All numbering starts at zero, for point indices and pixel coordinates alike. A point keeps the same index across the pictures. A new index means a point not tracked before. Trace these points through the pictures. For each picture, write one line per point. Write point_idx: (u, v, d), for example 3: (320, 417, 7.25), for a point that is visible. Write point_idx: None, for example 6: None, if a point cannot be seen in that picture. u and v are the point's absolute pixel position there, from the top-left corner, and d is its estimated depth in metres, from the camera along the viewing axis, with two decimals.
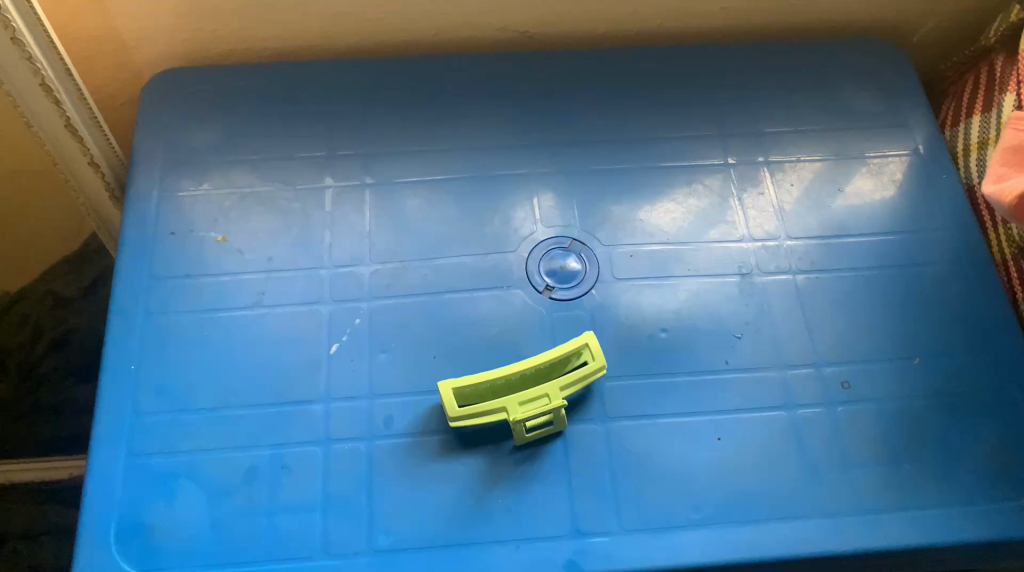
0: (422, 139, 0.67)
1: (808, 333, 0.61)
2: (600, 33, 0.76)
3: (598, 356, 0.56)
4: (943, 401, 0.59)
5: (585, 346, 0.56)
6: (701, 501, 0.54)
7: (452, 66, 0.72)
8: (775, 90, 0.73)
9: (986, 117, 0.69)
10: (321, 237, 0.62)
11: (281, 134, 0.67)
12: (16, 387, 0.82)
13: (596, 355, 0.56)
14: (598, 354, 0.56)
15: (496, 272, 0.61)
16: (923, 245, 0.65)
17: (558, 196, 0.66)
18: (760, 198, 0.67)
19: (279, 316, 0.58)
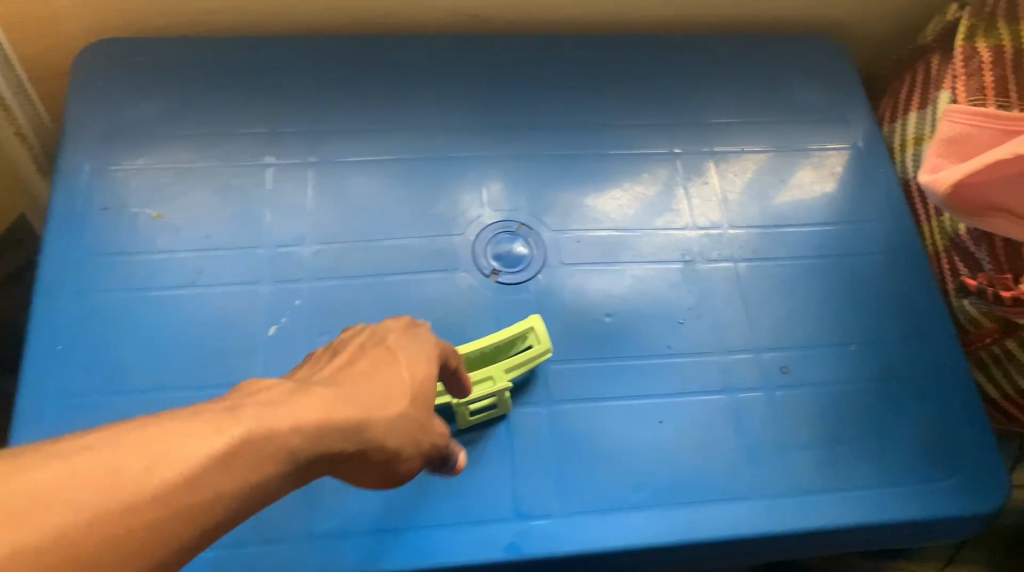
0: (368, 119, 0.67)
1: (748, 318, 0.62)
2: (551, 16, 0.76)
3: (543, 341, 0.56)
4: (878, 386, 0.60)
5: (531, 330, 0.57)
6: (643, 483, 0.55)
7: (401, 46, 0.72)
8: (721, 82, 0.75)
9: (922, 113, 0.71)
10: (261, 215, 0.62)
11: (225, 110, 0.67)
12: None
13: (542, 340, 0.56)
14: (544, 338, 0.57)
15: (439, 256, 0.62)
16: (859, 236, 0.67)
17: (506, 180, 0.66)
18: (705, 187, 0.68)
19: (216, 295, 0.58)
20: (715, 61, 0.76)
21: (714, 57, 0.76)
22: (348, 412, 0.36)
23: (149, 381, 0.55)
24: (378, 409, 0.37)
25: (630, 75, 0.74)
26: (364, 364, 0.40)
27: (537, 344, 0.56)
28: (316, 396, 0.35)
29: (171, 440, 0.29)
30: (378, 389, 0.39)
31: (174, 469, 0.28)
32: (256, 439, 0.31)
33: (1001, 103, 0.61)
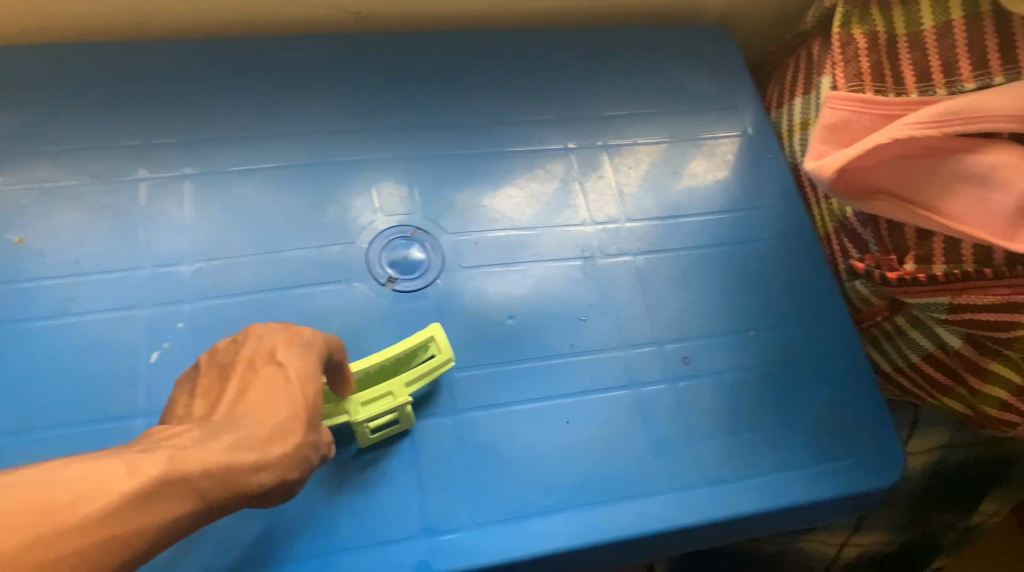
0: (249, 125, 0.64)
1: (649, 312, 0.62)
2: (438, 12, 0.74)
3: (443, 349, 0.55)
4: (778, 371, 0.61)
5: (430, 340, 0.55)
6: (553, 486, 0.54)
7: (281, 48, 0.69)
8: (612, 75, 0.74)
9: (806, 99, 0.72)
10: (136, 234, 0.58)
11: (90, 124, 0.62)
12: None
13: (441, 348, 0.55)
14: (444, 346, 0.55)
15: (332, 267, 0.59)
16: (752, 223, 0.68)
17: (398, 184, 0.64)
18: (601, 181, 0.68)
19: (90, 323, 0.54)
20: (606, 53, 0.76)
21: (604, 49, 0.76)
22: (247, 456, 0.41)
23: (19, 421, 0.51)
24: (280, 438, 0.43)
25: (522, 70, 0.73)
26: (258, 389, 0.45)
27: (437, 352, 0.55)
28: (221, 443, 0.41)
29: (90, 482, 0.35)
30: (275, 416, 0.44)
31: (96, 507, 0.35)
32: (171, 481, 0.38)
33: (877, 87, 0.62)
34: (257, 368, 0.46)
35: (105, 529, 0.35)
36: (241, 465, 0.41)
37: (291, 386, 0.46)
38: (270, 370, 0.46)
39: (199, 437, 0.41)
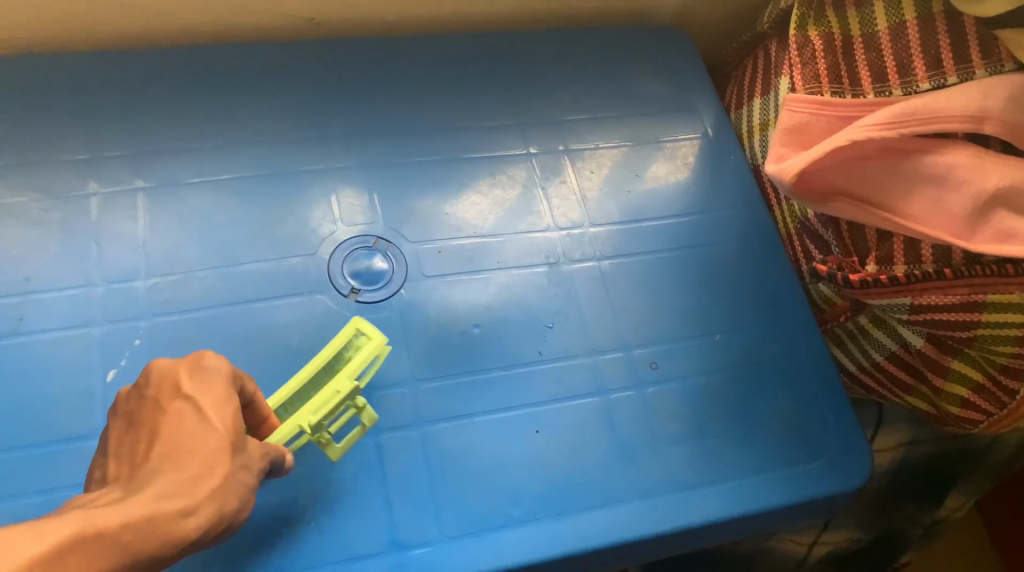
0: (201, 135, 0.63)
1: (616, 317, 0.62)
2: (392, 17, 0.73)
3: (372, 334, 0.53)
4: (743, 374, 0.62)
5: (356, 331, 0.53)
6: (522, 496, 0.53)
7: (234, 56, 0.68)
8: (571, 79, 0.74)
9: (765, 100, 0.73)
10: (87, 249, 0.56)
11: (36, 137, 0.60)
12: None
13: (370, 333, 0.53)
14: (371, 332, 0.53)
15: (292, 278, 0.58)
16: (715, 225, 0.68)
17: (358, 193, 0.63)
18: (563, 186, 0.67)
19: (41, 342, 0.53)
20: (563, 57, 0.75)
21: (562, 54, 0.76)
22: (175, 503, 0.38)
23: None
24: (210, 477, 0.40)
25: (479, 76, 0.72)
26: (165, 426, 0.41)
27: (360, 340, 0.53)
28: (145, 494, 0.37)
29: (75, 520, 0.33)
30: (193, 452, 0.40)
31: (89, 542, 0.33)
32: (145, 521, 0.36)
33: (834, 88, 0.63)
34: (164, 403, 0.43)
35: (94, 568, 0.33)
36: (169, 513, 0.37)
37: (201, 420, 0.42)
38: (175, 408, 0.42)
39: (121, 495, 0.37)
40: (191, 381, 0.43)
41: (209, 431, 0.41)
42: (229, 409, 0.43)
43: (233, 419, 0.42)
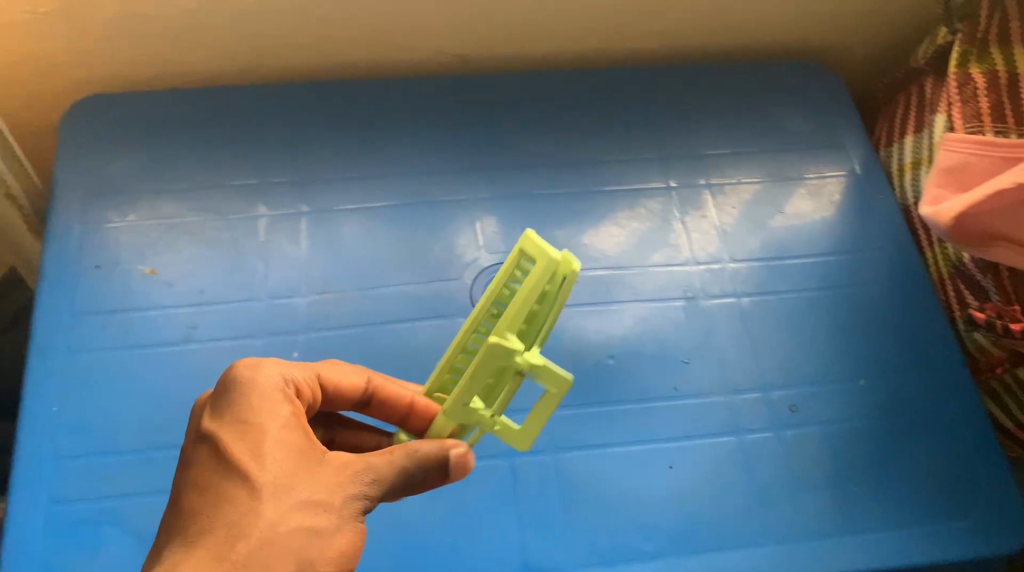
0: (357, 164, 0.67)
1: (754, 356, 0.61)
2: (537, 54, 0.76)
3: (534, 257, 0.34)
4: (888, 422, 0.59)
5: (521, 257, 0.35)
6: (654, 531, 0.53)
7: (389, 89, 0.72)
8: (713, 113, 0.74)
9: (918, 137, 0.70)
10: (254, 266, 0.61)
11: (214, 163, 0.66)
12: None
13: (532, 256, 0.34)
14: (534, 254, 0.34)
15: (436, 301, 0.61)
16: (861, 265, 0.66)
17: (501, 221, 0.65)
18: (703, 221, 0.67)
19: (211, 350, 0.57)
20: (706, 92, 0.76)
21: (704, 89, 0.76)
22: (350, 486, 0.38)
23: (145, 441, 0.54)
24: (292, 493, 0.36)
25: (620, 111, 0.73)
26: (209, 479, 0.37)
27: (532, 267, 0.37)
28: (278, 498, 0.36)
29: None
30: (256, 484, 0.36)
31: None
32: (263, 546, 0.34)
33: (998, 127, 0.61)
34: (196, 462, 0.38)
35: None
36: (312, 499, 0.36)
37: (221, 459, 0.37)
38: (198, 452, 0.38)
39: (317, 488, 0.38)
40: (212, 418, 0.39)
41: (231, 479, 0.36)
42: (257, 448, 0.37)
43: (274, 429, 0.38)
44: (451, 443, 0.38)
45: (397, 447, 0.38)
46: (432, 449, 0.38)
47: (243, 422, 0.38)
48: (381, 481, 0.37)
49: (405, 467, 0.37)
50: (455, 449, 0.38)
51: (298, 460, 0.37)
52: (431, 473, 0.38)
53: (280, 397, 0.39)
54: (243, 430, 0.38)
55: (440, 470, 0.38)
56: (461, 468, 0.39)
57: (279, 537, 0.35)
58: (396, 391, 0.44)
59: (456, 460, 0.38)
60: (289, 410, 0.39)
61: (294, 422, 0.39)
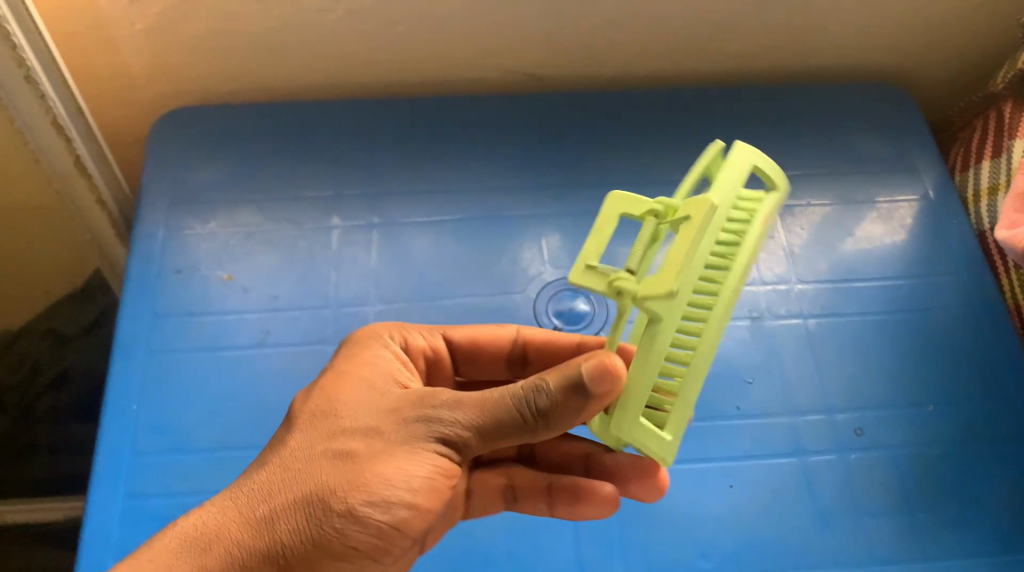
0: (427, 179, 0.69)
1: (820, 379, 0.60)
2: (608, 73, 0.77)
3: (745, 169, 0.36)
4: (958, 450, 0.58)
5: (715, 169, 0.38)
6: (712, 548, 0.53)
7: (460, 108, 0.73)
8: (782, 135, 0.74)
9: (995, 163, 0.68)
10: (325, 275, 0.63)
11: (290, 175, 0.68)
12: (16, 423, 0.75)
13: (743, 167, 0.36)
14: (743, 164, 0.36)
15: (500, 314, 0.62)
16: (932, 291, 0.65)
17: (566, 238, 0.66)
18: (770, 241, 0.67)
19: (282, 356, 0.59)
20: (777, 113, 0.75)
21: (774, 110, 0.75)
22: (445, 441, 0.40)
23: (217, 441, 0.56)
24: (339, 417, 0.40)
25: (688, 131, 0.73)
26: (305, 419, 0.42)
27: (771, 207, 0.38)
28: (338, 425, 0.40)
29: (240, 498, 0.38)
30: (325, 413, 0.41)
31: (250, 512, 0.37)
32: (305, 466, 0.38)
33: None
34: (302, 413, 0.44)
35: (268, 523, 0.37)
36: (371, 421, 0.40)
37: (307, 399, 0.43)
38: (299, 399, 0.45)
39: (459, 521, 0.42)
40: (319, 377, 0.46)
41: (300, 415, 0.42)
42: (317, 386, 0.43)
43: (350, 371, 0.43)
44: (580, 362, 0.37)
45: (523, 380, 0.38)
46: (557, 376, 0.37)
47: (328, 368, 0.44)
48: (476, 403, 0.38)
49: (510, 392, 0.38)
50: (581, 366, 0.37)
51: (362, 394, 0.41)
52: (553, 397, 0.37)
53: (375, 345, 0.45)
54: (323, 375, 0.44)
55: (566, 392, 0.37)
56: (584, 388, 0.36)
57: (324, 454, 0.38)
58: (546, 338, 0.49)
59: (576, 379, 0.37)
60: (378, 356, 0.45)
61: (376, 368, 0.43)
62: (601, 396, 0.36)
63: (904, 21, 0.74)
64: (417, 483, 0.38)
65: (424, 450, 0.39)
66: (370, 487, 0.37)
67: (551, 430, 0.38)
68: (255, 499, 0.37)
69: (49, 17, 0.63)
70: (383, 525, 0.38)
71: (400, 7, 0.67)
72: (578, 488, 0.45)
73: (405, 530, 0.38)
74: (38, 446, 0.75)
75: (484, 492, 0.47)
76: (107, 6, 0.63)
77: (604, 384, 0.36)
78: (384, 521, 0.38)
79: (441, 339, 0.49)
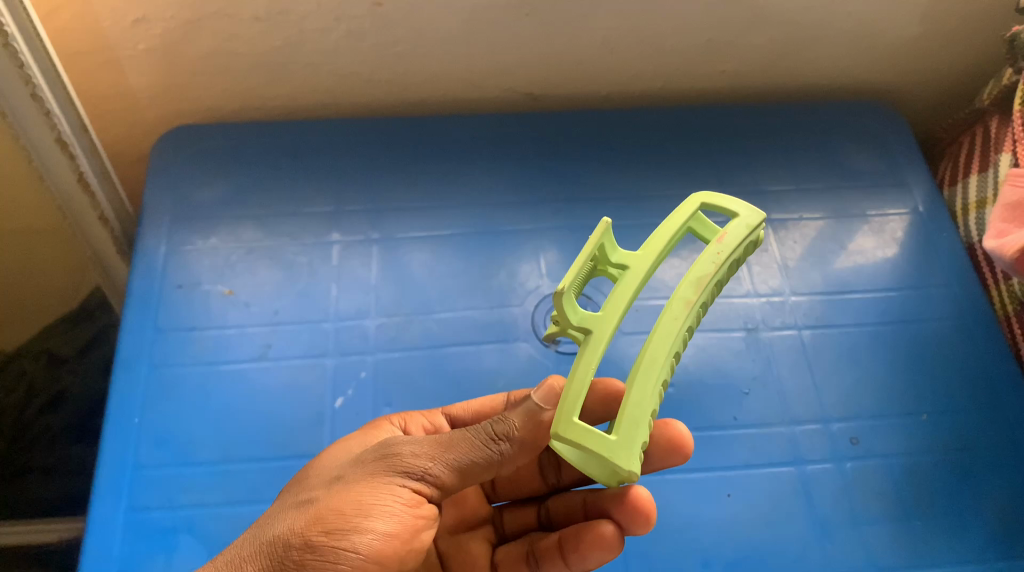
0: (425, 195, 0.70)
1: (815, 389, 0.61)
2: (603, 91, 0.78)
3: (684, 209, 0.47)
4: (951, 457, 0.59)
5: (689, 231, 0.48)
6: (712, 557, 0.54)
7: (458, 126, 0.75)
8: (775, 151, 0.75)
9: (983, 176, 0.70)
10: (325, 290, 0.64)
11: (291, 192, 0.69)
12: (11, 443, 0.75)
13: (684, 208, 0.47)
14: (686, 206, 0.47)
15: (499, 327, 0.63)
16: (925, 302, 0.66)
17: (563, 253, 0.67)
18: (765, 254, 0.68)
19: (284, 369, 0.60)
20: (769, 130, 0.77)
21: (767, 127, 0.77)
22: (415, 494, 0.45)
23: (219, 454, 0.56)
24: (315, 480, 0.46)
25: (682, 147, 0.75)
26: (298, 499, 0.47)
27: (725, 250, 0.44)
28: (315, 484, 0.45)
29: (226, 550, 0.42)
30: (309, 479, 0.46)
31: (227, 556, 0.42)
32: (277, 515, 0.43)
33: None
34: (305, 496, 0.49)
35: (241, 560, 0.41)
36: (339, 474, 0.45)
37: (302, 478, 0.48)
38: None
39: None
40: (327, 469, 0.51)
41: (291, 488, 0.47)
42: (307, 465, 0.49)
43: (337, 449, 0.49)
44: (530, 394, 0.44)
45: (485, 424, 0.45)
46: (511, 408, 0.44)
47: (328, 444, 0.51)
48: (439, 439, 0.44)
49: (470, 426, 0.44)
50: (532, 394, 0.44)
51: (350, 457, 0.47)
52: (509, 424, 0.43)
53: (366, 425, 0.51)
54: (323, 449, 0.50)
55: (523, 419, 0.43)
56: (534, 409, 0.43)
57: (297, 504, 0.43)
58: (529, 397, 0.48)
59: (527, 405, 0.44)
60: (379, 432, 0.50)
61: (370, 435, 0.50)
62: (550, 412, 0.44)
63: (892, 40, 0.75)
64: (377, 513, 0.42)
65: (387, 483, 0.43)
66: (330, 517, 0.41)
67: (512, 456, 0.43)
68: (236, 547, 0.42)
69: (53, 38, 0.64)
70: (341, 552, 0.40)
71: (400, 28, 0.68)
72: (578, 535, 0.46)
73: (369, 558, 0.41)
74: (30, 469, 0.75)
75: (506, 561, 0.50)
76: (111, 27, 0.64)
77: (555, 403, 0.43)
78: (344, 548, 0.41)
79: (443, 418, 0.52)
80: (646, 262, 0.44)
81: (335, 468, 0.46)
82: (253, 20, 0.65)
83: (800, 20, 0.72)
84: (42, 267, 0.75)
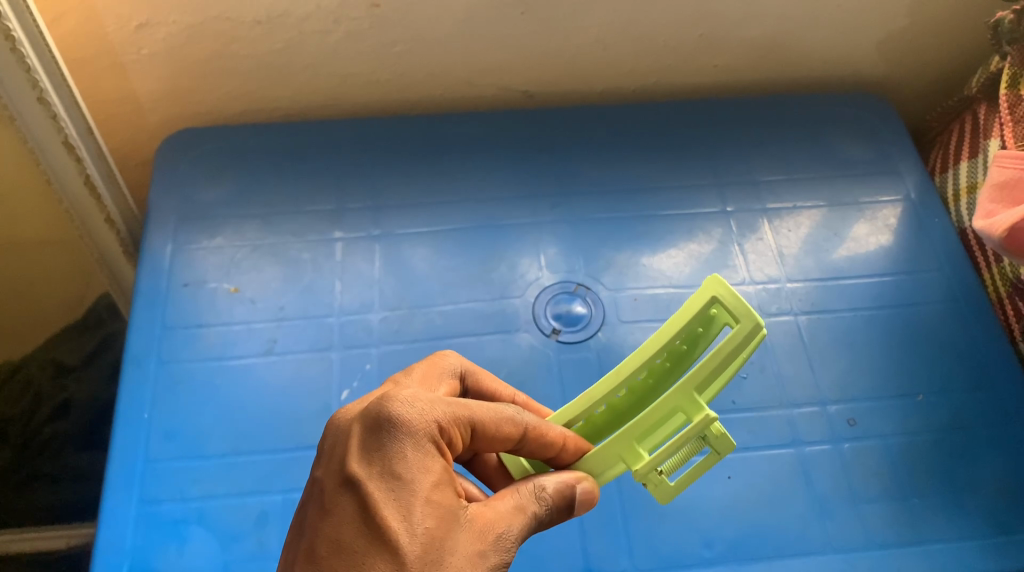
0: (427, 192, 0.71)
1: (810, 371, 0.62)
2: (598, 87, 0.79)
3: (739, 313, 0.40)
4: (947, 436, 0.60)
5: (708, 310, 0.41)
6: (713, 537, 0.55)
7: (456, 123, 0.76)
8: (767, 140, 0.77)
9: (973, 163, 0.71)
10: (330, 285, 0.65)
11: (292, 191, 0.71)
12: (16, 453, 0.76)
13: (736, 310, 0.40)
14: (738, 307, 0.40)
15: (500, 317, 0.64)
16: (919, 286, 0.67)
17: (562, 246, 0.68)
18: (760, 243, 0.69)
19: (291, 363, 0.61)
20: (761, 122, 0.78)
21: (759, 119, 0.78)
22: None
23: (229, 447, 0.57)
24: (442, 562, 0.35)
25: (677, 140, 0.76)
26: (366, 546, 0.35)
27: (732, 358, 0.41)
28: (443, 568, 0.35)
29: None
30: (426, 544, 0.35)
31: None
32: None
33: None
34: (331, 495, 0.37)
35: None
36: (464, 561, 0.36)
37: (370, 522, 0.36)
38: (337, 501, 0.37)
39: None
40: (359, 459, 0.37)
41: (383, 548, 0.35)
42: (401, 514, 0.36)
43: (422, 495, 0.36)
44: (575, 484, 0.42)
45: (523, 484, 0.41)
46: (558, 486, 0.41)
47: (396, 478, 0.37)
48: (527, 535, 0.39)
49: (536, 511, 0.40)
50: (578, 488, 0.41)
51: (445, 522, 0.36)
52: (559, 519, 0.41)
53: (430, 459, 0.38)
54: (394, 488, 0.37)
55: (563, 511, 0.41)
56: (572, 510, 0.42)
57: None
58: (550, 426, 0.42)
59: (571, 503, 0.42)
60: (448, 472, 0.38)
61: (447, 477, 0.38)
62: (580, 513, 0.42)
63: (880, 32, 0.77)
64: None
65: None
66: None
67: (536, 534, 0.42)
68: None
69: (60, 44, 0.66)
70: None
71: (398, 28, 0.69)
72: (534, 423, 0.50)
73: None
74: (40, 475, 0.75)
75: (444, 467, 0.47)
76: (116, 32, 0.66)
77: (590, 504, 0.43)
78: None
79: None
80: (663, 370, 0.43)
81: (461, 550, 0.36)
82: (253, 24, 0.67)
83: (789, 14, 0.73)
84: (47, 270, 0.76)
